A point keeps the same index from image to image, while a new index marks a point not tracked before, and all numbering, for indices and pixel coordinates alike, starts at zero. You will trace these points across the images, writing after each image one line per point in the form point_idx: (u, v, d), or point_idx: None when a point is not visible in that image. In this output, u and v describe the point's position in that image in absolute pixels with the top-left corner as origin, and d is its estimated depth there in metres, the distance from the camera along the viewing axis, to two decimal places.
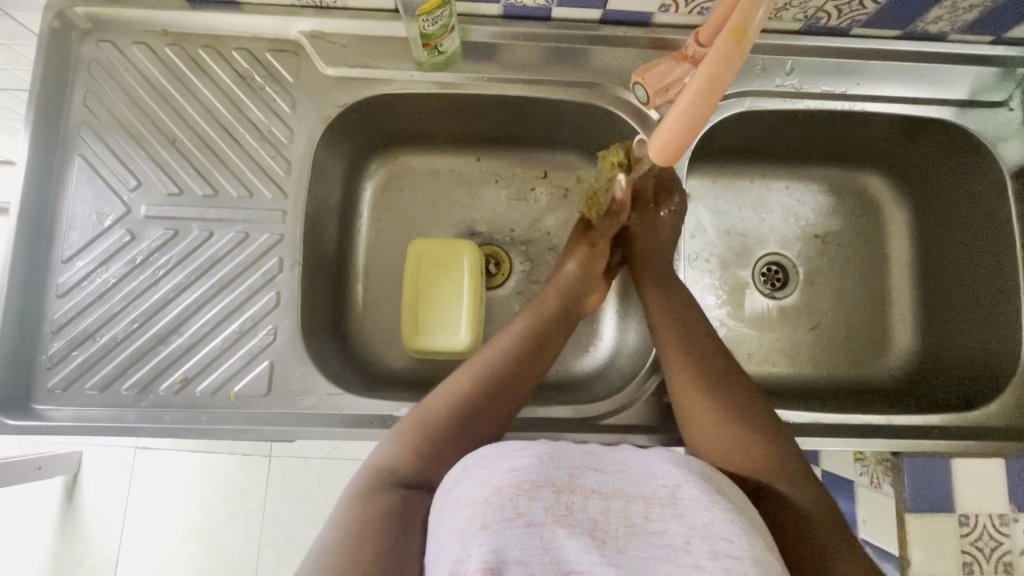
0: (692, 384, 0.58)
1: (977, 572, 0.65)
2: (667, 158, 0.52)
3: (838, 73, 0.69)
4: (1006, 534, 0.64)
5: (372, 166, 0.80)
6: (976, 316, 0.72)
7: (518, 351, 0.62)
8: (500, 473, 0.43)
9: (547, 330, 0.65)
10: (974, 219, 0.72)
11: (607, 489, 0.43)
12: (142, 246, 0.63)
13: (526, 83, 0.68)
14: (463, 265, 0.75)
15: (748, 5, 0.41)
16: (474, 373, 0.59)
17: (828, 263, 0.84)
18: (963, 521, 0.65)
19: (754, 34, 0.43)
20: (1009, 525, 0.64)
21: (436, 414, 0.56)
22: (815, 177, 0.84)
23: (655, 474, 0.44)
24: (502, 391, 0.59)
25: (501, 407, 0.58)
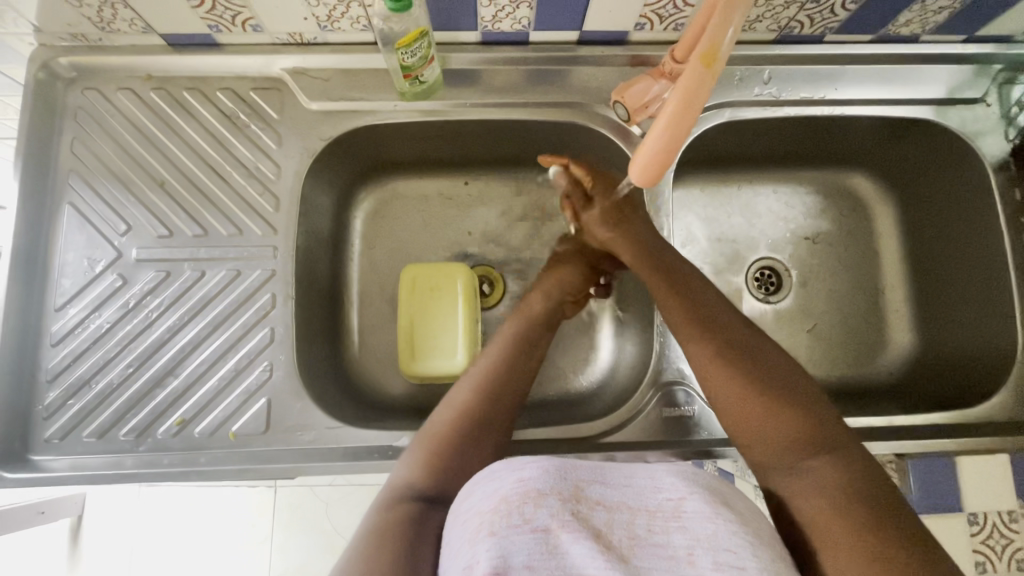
0: (712, 362, 0.53)
1: (990, 572, 0.62)
2: (649, 180, 0.51)
3: (815, 79, 0.70)
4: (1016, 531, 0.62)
5: (361, 194, 0.80)
6: (975, 309, 0.72)
7: (515, 353, 0.63)
8: (508, 483, 0.43)
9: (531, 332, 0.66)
10: (963, 212, 0.73)
11: (611, 503, 0.43)
12: (135, 290, 0.63)
13: (507, 106, 0.69)
14: (457, 286, 0.75)
15: (717, 29, 0.41)
16: (476, 384, 0.59)
17: (820, 264, 0.84)
18: (972, 520, 0.62)
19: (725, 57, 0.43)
20: (1018, 521, 0.62)
21: (448, 423, 0.56)
22: (802, 180, 0.85)
23: (660, 487, 0.44)
24: (504, 395, 0.59)
25: (504, 406, 0.59)
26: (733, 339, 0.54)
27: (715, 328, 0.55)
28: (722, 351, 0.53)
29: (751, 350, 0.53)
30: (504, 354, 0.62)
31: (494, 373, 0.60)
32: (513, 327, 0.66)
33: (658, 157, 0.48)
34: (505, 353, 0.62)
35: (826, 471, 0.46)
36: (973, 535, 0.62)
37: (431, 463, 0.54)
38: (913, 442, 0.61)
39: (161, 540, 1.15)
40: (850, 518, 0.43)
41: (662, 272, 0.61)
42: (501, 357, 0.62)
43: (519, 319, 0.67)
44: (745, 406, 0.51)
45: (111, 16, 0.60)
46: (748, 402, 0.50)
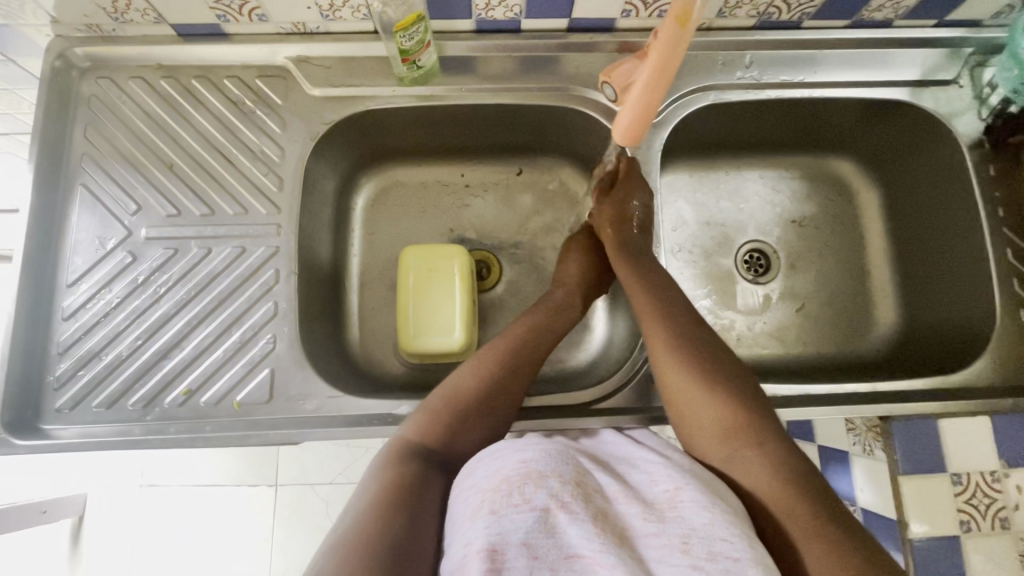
0: (668, 358, 0.57)
1: (975, 530, 0.62)
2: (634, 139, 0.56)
3: (795, 63, 0.73)
4: (999, 490, 0.63)
5: (361, 181, 0.83)
6: (957, 281, 0.74)
7: (532, 340, 0.66)
8: (512, 464, 0.45)
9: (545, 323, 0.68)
10: (941, 189, 0.76)
11: (610, 492, 0.44)
12: (144, 266, 0.66)
13: (500, 92, 0.72)
14: (454, 270, 0.77)
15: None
16: (491, 366, 0.62)
17: (807, 247, 0.87)
18: (956, 480, 0.63)
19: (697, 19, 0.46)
20: (1001, 480, 0.63)
21: (462, 395, 0.59)
22: (787, 165, 0.88)
23: (658, 480, 0.45)
24: (514, 381, 0.62)
25: (515, 386, 0.62)
26: (688, 338, 0.58)
27: (673, 327, 0.59)
28: (679, 348, 0.57)
29: (704, 348, 0.57)
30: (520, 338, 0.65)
31: (506, 359, 0.62)
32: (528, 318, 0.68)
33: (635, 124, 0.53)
34: (524, 338, 0.65)
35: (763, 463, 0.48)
36: (959, 498, 0.63)
37: (438, 425, 0.57)
38: (896, 405, 0.63)
39: (164, 537, 1.16)
40: (791, 507, 0.45)
41: (653, 282, 0.65)
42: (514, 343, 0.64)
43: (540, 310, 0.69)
44: (698, 399, 0.54)
45: (125, 6, 0.64)
46: (698, 395, 0.54)
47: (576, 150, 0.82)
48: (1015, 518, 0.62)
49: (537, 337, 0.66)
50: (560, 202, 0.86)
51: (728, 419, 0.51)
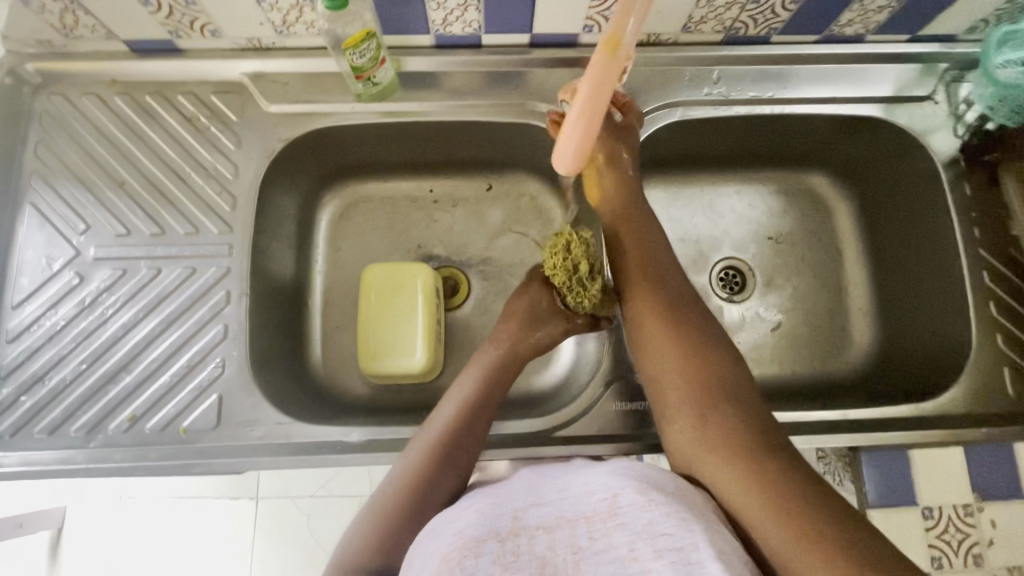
0: (658, 342, 0.55)
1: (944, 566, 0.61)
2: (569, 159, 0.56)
3: (765, 79, 0.72)
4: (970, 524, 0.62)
5: (326, 196, 0.81)
6: (932, 303, 0.72)
7: (474, 406, 0.60)
8: (447, 540, 0.44)
9: (490, 383, 0.62)
10: (916, 207, 0.74)
11: (550, 523, 0.44)
12: (92, 287, 0.64)
13: (462, 108, 0.70)
14: (417, 289, 0.75)
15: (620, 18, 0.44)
16: (428, 447, 0.57)
17: (784, 264, 0.84)
18: (926, 514, 0.63)
19: (629, 43, 0.45)
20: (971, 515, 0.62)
21: (404, 484, 0.55)
22: (764, 181, 0.86)
23: (592, 491, 0.45)
24: (458, 457, 0.57)
25: (460, 464, 0.57)
26: (679, 319, 0.55)
27: (665, 307, 0.56)
28: (668, 329, 0.55)
29: (696, 328, 0.55)
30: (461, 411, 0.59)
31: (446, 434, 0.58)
32: (472, 379, 0.62)
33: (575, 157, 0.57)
34: (464, 411, 0.59)
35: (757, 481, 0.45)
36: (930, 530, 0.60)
37: (387, 523, 0.54)
38: (865, 434, 0.60)
39: (141, 550, 1.10)
40: (783, 509, 0.43)
41: (633, 246, 0.61)
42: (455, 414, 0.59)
43: (477, 374, 0.62)
44: (685, 390, 0.52)
45: (73, 22, 0.62)
46: (687, 381, 0.52)
47: (545, 165, 0.80)
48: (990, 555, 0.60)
49: (485, 400, 0.61)
50: (530, 217, 0.84)
51: (717, 428, 0.49)
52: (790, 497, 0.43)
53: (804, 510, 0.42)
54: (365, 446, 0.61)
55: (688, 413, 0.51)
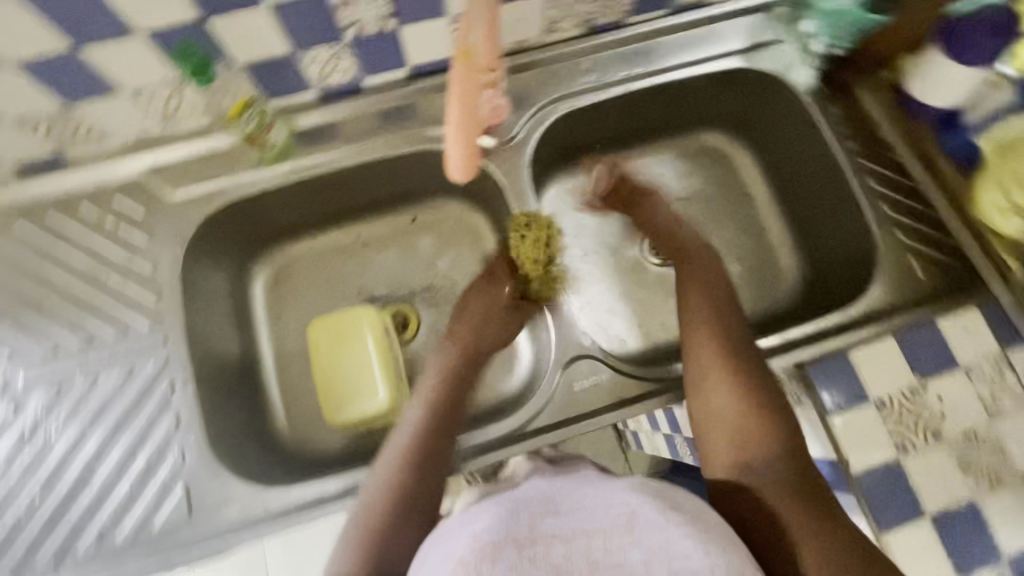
0: (714, 353, 0.60)
1: (913, 450, 0.62)
2: (458, 160, 0.63)
3: (632, 58, 0.77)
4: (925, 405, 0.63)
5: (256, 266, 0.82)
6: (836, 218, 0.78)
7: (433, 431, 0.60)
8: (462, 541, 0.42)
9: (453, 394, 0.64)
10: (799, 137, 0.80)
11: (568, 531, 0.41)
12: (29, 414, 0.63)
13: (363, 150, 0.73)
14: (370, 320, 0.76)
15: (464, 34, 0.52)
16: (399, 461, 0.58)
17: (704, 219, 0.89)
18: (880, 406, 0.63)
19: (477, 52, 0.53)
20: (922, 396, 0.64)
21: (378, 504, 0.55)
22: (664, 148, 0.91)
23: (610, 503, 0.43)
24: (429, 467, 0.58)
25: (433, 475, 0.58)
26: (736, 340, 0.61)
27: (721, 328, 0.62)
28: (723, 346, 0.61)
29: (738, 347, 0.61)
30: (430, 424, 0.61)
31: (415, 446, 0.59)
32: (436, 389, 0.65)
33: (463, 158, 0.63)
34: (425, 432, 0.60)
35: (802, 500, 0.51)
36: (887, 421, 0.63)
37: (363, 547, 0.53)
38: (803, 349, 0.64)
39: None
40: (805, 515, 0.50)
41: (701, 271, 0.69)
42: (422, 424, 0.61)
43: (437, 379, 0.66)
44: (725, 394, 0.58)
45: None
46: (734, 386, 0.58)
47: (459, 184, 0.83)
48: (950, 428, 0.63)
49: (451, 412, 0.63)
50: (459, 236, 0.87)
51: (752, 420, 0.56)
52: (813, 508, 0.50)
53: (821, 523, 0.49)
54: (344, 494, 0.61)
55: (746, 423, 0.56)
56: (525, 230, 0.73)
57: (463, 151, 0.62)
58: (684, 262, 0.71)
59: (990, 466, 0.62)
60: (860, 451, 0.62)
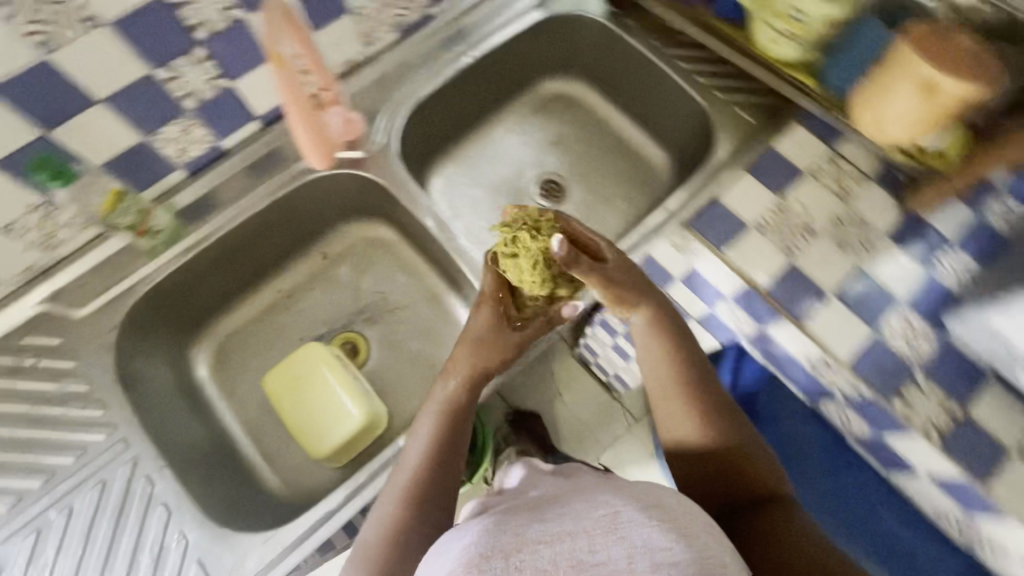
0: (668, 365, 0.60)
1: (798, 250, 0.72)
2: (310, 148, 0.75)
3: (451, 42, 0.87)
4: (793, 213, 0.74)
5: (194, 352, 0.83)
6: (671, 106, 0.91)
7: (436, 464, 0.59)
8: (451, 550, 0.39)
9: (456, 425, 0.62)
10: (615, 55, 0.93)
11: (553, 533, 0.37)
12: (13, 568, 0.61)
13: (248, 205, 0.77)
14: (323, 356, 0.80)
15: (271, 41, 0.64)
16: (404, 493, 0.57)
17: (575, 153, 1.01)
18: (760, 228, 0.73)
19: (284, 54, 0.65)
20: (788, 207, 0.74)
21: (388, 532, 0.55)
22: (518, 109, 1.02)
23: (595, 502, 0.39)
24: (435, 500, 0.57)
25: (441, 507, 0.57)
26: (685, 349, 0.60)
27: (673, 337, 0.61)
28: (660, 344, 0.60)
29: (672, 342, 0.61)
30: (434, 456, 0.59)
31: (422, 477, 0.58)
32: (434, 420, 0.63)
33: (314, 146, 0.76)
34: (427, 464, 0.59)
35: (757, 501, 0.54)
36: (770, 237, 0.73)
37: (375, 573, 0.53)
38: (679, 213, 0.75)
39: None
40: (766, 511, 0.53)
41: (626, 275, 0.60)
42: (427, 454, 0.59)
43: (436, 413, 0.63)
44: (681, 403, 0.58)
45: None
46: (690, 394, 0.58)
47: (350, 206, 0.89)
48: (818, 222, 0.74)
49: (456, 441, 0.61)
50: (372, 251, 0.92)
51: (713, 425, 0.57)
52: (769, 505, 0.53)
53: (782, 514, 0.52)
54: (346, 501, 0.64)
55: (697, 416, 0.57)
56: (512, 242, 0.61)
57: (312, 140, 0.74)
58: (625, 272, 0.60)
59: (858, 238, 0.73)
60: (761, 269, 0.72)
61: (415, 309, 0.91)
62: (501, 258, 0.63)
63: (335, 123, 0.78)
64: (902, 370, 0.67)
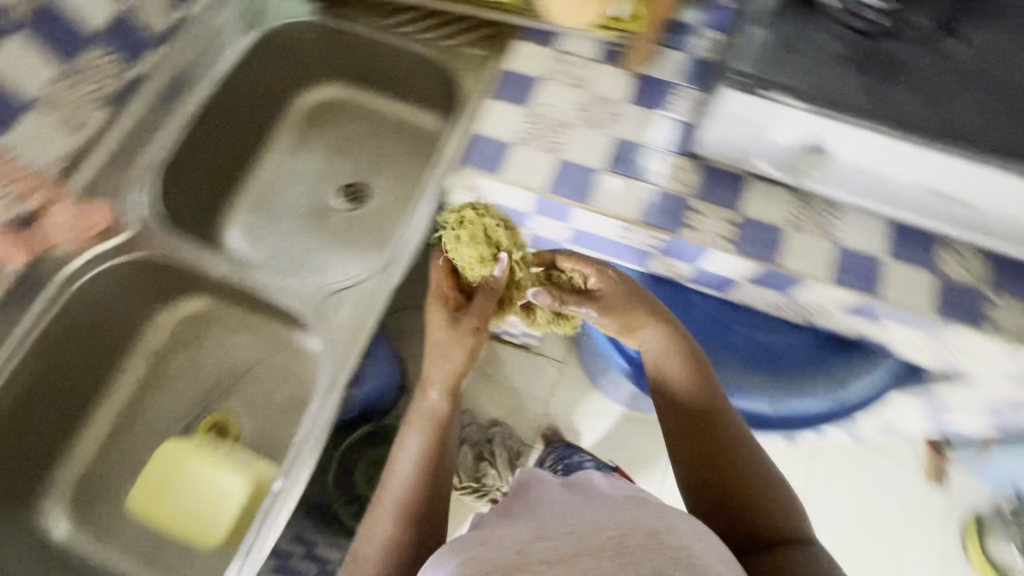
0: (719, 409, 0.66)
1: (560, 145, 0.78)
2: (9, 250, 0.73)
3: (171, 95, 0.84)
4: (542, 116, 0.80)
5: (44, 514, 0.79)
6: (408, 71, 0.94)
7: (427, 481, 0.63)
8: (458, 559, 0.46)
9: (442, 441, 0.65)
10: (339, 47, 0.95)
11: (552, 556, 0.44)
12: None
13: (15, 352, 0.73)
14: (194, 442, 0.78)
15: None
16: (402, 511, 0.61)
17: (356, 151, 1.02)
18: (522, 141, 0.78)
19: None
20: (537, 114, 0.80)
21: (388, 543, 0.60)
22: (283, 135, 1.02)
23: (601, 526, 0.45)
24: (428, 515, 0.62)
25: (436, 521, 0.62)
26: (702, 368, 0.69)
27: (702, 372, 0.68)
28: (709, 393, 0.67)
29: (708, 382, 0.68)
30: (423, 473, 0.63)
31: (416, 494, 0.62)
32: (420, 436, 0.65)
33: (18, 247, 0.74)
34: (417, 479, 0.63)
35: (752, 496, 0.61)
36: (533, 145, 0.78)
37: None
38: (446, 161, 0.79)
39: None
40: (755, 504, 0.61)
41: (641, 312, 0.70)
42: (417, 474, 0.63)
43: (423, 427, 0.65)
44: (727, 423, 0.65)
45: None
46: (694, 395, 0.67)
47: (146, 298, 0.85)
48: (567, 115, 0.80)
49: (440, 458, 0.64)
50: (193, 329, 0.88)
51: (711, 426, 0.65)
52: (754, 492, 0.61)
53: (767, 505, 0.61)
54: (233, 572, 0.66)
55: (710, 428, 0.65)
56: (481, 260, 0.69)
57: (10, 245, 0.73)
58: (628, 295, 0.70)
59: (604, 113, 0.80)
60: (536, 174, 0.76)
61: (265, 365, 0.88)
62: (449, 241, 0.70)
63: (64, 220, 0.76)
64: (679, 203, 0.75)
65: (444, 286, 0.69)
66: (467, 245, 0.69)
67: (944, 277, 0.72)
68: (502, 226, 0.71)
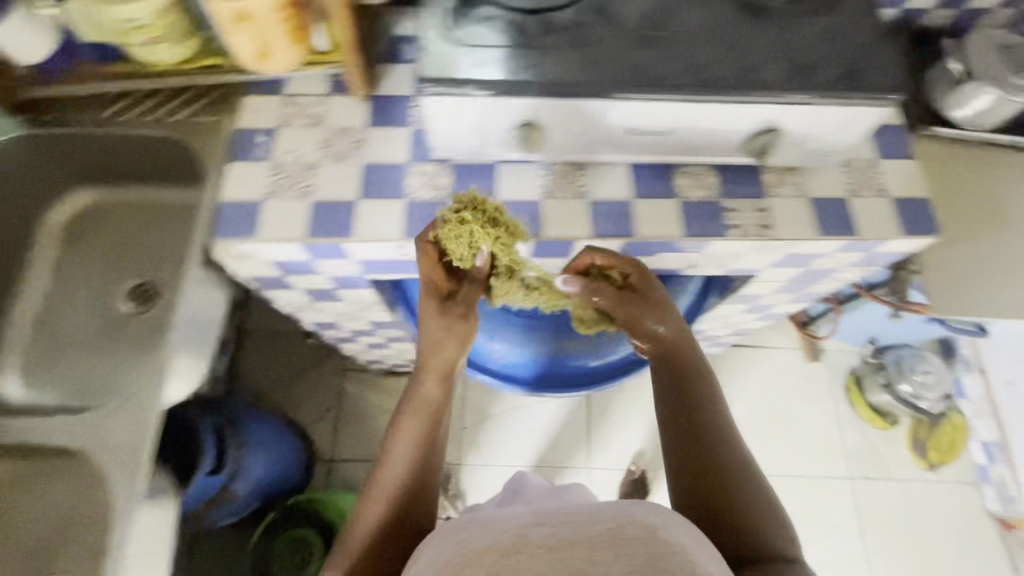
0: (717, 410, 0.69)
1: (308, 186, 0.77)
2: None
3: None
4: (283, 164, 0.79)
5: None
6: (145, 154, 0.90)
7: (417, 466, 0.67)
8: (455, 547, 0.50)
9: (432, 429, 0.70)
10: (64, 154, 0.90)
11: (550, 541, 0.47)
12: None
13: None
14: None
15: None
16: (394, 492, 0.66)
17: (132, 247, 0.98)
18: (268, 194, 0.77)
19: None
20: (276, 163, 0.79)
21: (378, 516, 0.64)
22: (48, 257, 0.98)
23: (597, 516, 0.48)
24: (415, 496, 0.66)
25: (423, 502, 0.67)
26: (709, 380, 0.72)
27: (703, 378, 0.72)
28: (701, 402, 0.69)
29: (710, 384, 0.71)
30: (416, 457, 0.68)
31: (406, 476, 0.66)
32: (416, 421, 0.69)
33: None
34: (411, 464, 0.68)
35: (741, 500, 0.62)
36: (281, 195, 0.77)
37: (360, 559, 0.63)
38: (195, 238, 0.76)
39: None
40: (741, 509, 0.62)
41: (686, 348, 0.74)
42: (410, 457, 0.68)
43: (419, 414, 0.70)
44: (721, 424, 0.68)
45: None
46: (694, 405, 0.69)
47: None
48: (309, 155, 0.79)
49: (428, 446, 0.69)
50: None
51: (708, 427, 0.67)
52: (742, 498, 0.62)
53: (750, 509, 0.62)
54: None
55: (704, 433, 0.67)
56: (472, 246, 0.72)
57: None
58: (642, 299, 0.77)
59: (345, 142, 0.80)
60: (287, 224, 0.75)
61: (59, 499, 0.80)
62: (443, 230, 0.71)
63: None
64: (437, 207, 0.77)
65: (437, 278, 0.74)
66: (484, 228, 0.71)
67: (685, 199, 0.79)
68: (490, 221, 0.72)
